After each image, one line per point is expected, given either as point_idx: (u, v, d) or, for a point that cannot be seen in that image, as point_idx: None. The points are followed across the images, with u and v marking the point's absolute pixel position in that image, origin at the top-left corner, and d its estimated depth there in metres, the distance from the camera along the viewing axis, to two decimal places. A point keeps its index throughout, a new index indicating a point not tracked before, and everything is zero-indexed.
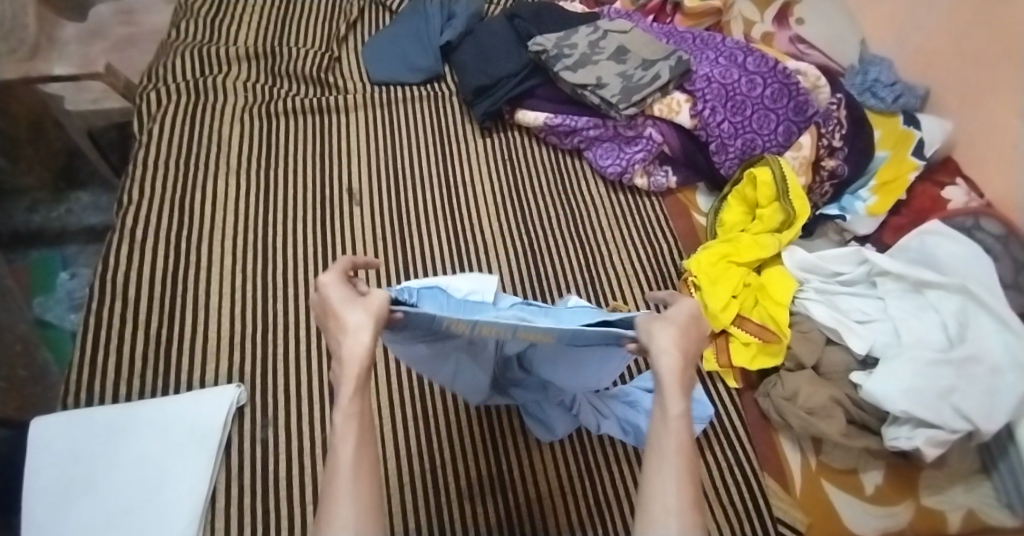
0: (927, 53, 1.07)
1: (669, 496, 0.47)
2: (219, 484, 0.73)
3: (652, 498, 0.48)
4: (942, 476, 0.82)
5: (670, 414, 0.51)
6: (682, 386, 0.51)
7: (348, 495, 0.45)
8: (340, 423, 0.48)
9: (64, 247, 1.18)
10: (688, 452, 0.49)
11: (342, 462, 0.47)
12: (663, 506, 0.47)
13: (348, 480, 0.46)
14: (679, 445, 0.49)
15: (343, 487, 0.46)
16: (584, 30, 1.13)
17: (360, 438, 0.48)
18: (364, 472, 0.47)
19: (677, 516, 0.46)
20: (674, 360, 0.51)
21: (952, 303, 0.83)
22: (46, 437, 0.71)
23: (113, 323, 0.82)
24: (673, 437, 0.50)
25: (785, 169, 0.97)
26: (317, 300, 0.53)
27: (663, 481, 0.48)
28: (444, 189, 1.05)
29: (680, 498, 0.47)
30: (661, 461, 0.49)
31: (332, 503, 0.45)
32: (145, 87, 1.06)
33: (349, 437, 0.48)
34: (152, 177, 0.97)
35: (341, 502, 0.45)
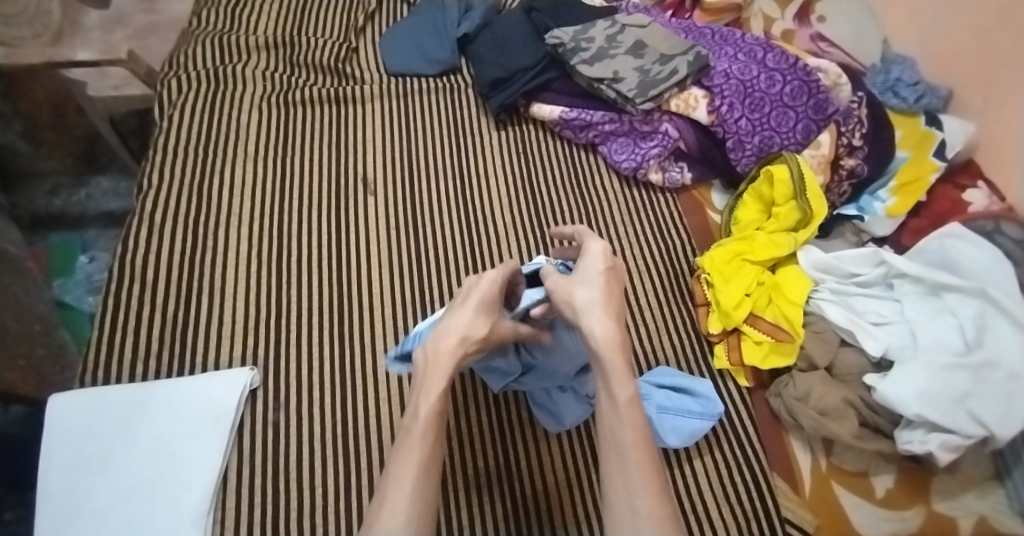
0: (951, 52, 1.05)
1: (635, 492, 0.50)
2: (231, 465, 0.74)
3: (619, 497, 0.50)
4: (955, 482, 0.81)
5: (621, 403, 0.53)
6: (624, 368, 0.54)
7: (410, 493, 0.49)
8: (421, 420, 0.53)
9: (84, 231, 1.20)
10: (645, 442, 0.52)
11: (412, 452, 0.52)
12: (630, 503, 0.49)
13: (414, 475, 0.50)
14: (635, 435, 0.52)
15: (405, 482, 0.50)
16: (601, 24, 1.12)
17: (434, 438, 0.53)
18: (433, 464, 0.52)
19: (647, 513, 0.48)
20: (607, 339, 0.55)
21: (969, 307, 0.81)
22: (64, 414, 0.73)
23: (131, 304, 0.84)
24: (627, 424, 0.52)
25: (803, 167, 0.96)
26: (471, 282, 0.61)
27: (626, 477, 0.50)
28: (458, 180, 1.06)
29: (646, 492, 0.49)
30: (621, 455, 0.51)
31: (395, 485, 0.50)
32: (166, 74, 1.08)
33: (427, 428, 0.53)
34: (172, 162, 0.98)
35: (399, 495, 0.49)
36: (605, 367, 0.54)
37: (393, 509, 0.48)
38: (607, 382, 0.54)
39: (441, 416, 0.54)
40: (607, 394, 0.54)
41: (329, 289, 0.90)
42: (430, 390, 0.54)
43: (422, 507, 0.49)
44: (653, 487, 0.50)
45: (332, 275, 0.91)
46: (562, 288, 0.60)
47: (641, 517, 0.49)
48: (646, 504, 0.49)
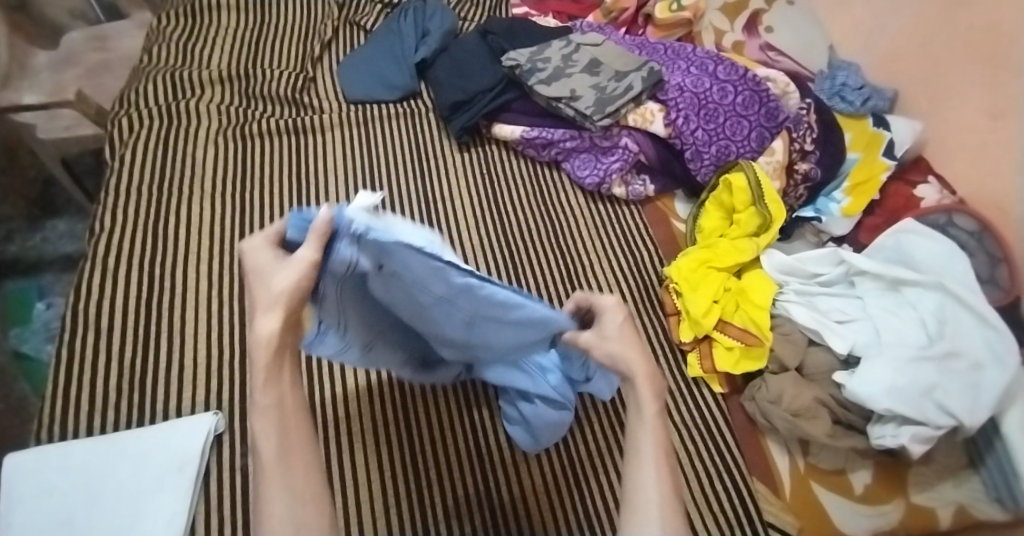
0: (894, 56, 1.09)
1: (650, 490, 0.50)
2: (199, 515, 0.72)
3: (633, 492, 0.51)
4: (931, 472, 0.82)
5: (646, 414, 0.53)
6: (652, 382, 0.54)
7: (281, 491, 0.46)
8: (260, 421, 0.48)
9: (40, 276, 1.16)
10: (663, 449, 0.52)
11: (264, 456, 0.47)
12: (644, 498, 0.50)
13: (278, 475, 0.46)
14: (655, 441, 0.52)
15: (272, 485, 0.46)
16: (556, 44, 1.14)
17: (281, 433, 0.48)
18: (292, 456, 0.47)
19: (659, 509, 0.49)
20: (637, 368, 0.54)
21: (929, 300, 0.83)
22: (20, 470, 0.70)
23: (84, 356, 0.81)
24: (650, 436, 0.53)
25: (759, 174, 0.98)
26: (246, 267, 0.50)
27: (642, 475, 0.51)
28: (423, 203, 1.06)
29: (660, 490, 0.50)
30: (640, 457, 0.52)
31: (263, 501, 0.46)
32: (117, 113, 1.06)
33: (270, 431, 0.47)
34: (126, 203, 0.97)
35: (271, 501, 0.46)
36: (637, 384, 0.54)
37: (270, 512, 0.45)
38: (638, 398, 0.54)
39: (279, 409, 0.48)
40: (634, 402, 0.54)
41: None
42: (257, 388, 0.48)
43: (299, 500, 0.46)
44: (668, 486, 0.51)
45: None
46: (597, 343, 0.57)
47: (654, 513, 0.49)
48: (659, 501, 0.50)
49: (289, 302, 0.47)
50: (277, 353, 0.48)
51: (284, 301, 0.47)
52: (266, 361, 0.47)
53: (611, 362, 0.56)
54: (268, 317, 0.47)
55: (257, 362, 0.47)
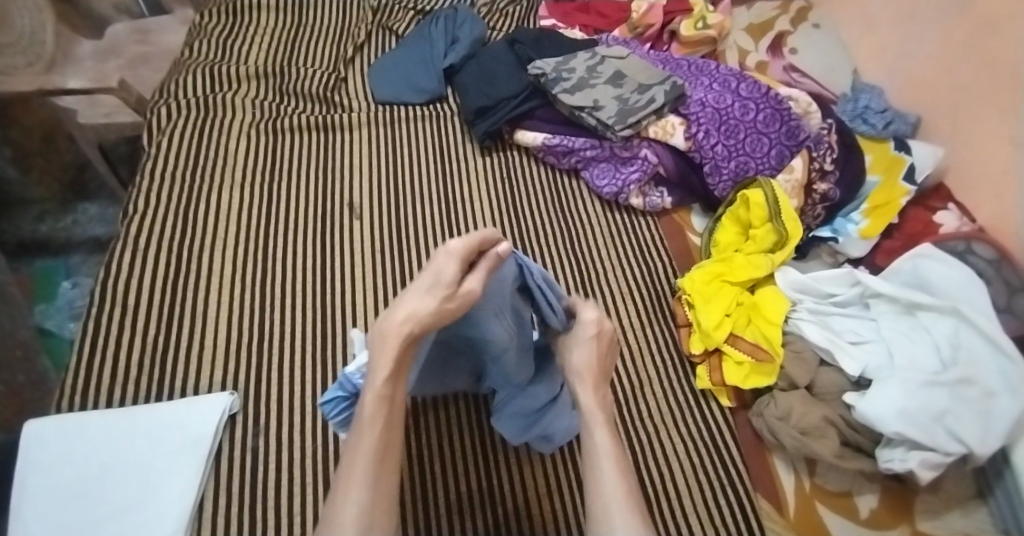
0: (919, 81, 1.09)
1: (608, 492, 0.58)
2: (208, 492, 0.73)
3: (595, 500, 0.59)
4: (938, 500, 0.81)
5: (593, 424, 0.64)
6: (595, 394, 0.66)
7: (364, 480, 0.54)
8: (370, 408, 0.56)
9: (69, 256, 1.22)
10: (616, 454, 0.62)
11: (365, 442, 0.55)
12: (603, 499, 0.58)
13: (366, 466, 0.54)
14: (608, 447, 0.62)
15: (361, 470, 0.54)
16: (582, 55, 1.16)
17: (385, 425, 0.57)
18: (386, 455, 0.56)
19: (619, 511, 0.57)
20: (585, 378, 0.66)
21: (944, 326, 0.83)
22: (44, 435, 0.72)
23: (111, 330, 0.84)
24: (602, 443, 0.62)
25: (777, 191, 0.99)
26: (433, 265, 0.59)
27: (601, 479, 0.60)
28: (443, 204, 1.08)
29: (617, 490, 0.58)
30: (596, 466, 0.61)
31: (348, 481, 0.54)
32: (156, 102, 1.10)
33: (376, 422, 0.56)
34: (160, 188, 1.00)
35: (355, 485, 0.54)
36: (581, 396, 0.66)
37: (347, 499, 0.53)
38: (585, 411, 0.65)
39: (389, 401, 0.57)
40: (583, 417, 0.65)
41: (311, 314, 0.91)
42: (379, 377, 0.57)
43: (378, 492, 0.54)
44: (624, 484, 0.59)
45: (317, 300, 0.92)
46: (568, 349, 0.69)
47: (614, 511, 0.57)
48: (620, 504, 0.58)
49: (426, 322, 0.57)
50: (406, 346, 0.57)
51: (421, 317, 0.57)
52: (388, 366, 0.57)
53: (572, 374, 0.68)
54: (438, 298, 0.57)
55: (379, 371, 0.57)
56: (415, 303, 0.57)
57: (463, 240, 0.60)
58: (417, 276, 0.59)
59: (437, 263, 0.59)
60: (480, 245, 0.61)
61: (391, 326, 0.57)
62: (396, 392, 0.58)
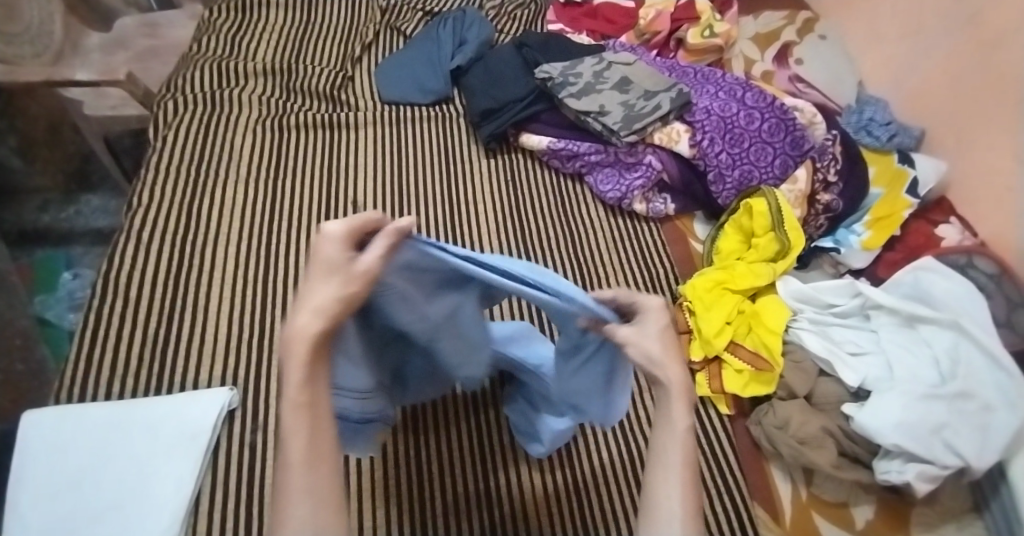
0: (924, 94, 1.09)
1: (673, 501, 0.45)
2: (205, 487, 0.73)
3: (653, 512, 0.45)
4: (933, 513, 0.81)
5: (676, 426, 0.46)
6: (686, 389, 0.47)
7: (301, 495, 0.39)
8: (287, 420, 0.40)
9: (70, 248, 1.21)
10: (690, 463, 0.46)
11: (292, 457, 0.40)
12: (665, 511, 0.44)
13: (300, 485, 0.39)
14: (681, 453, 0.46)
15: (296, 492, 0.39)
16: (589, 60, 1.16)
17: (314, 433, 0.41)
18: (323, 465, 0.40)
19: (681, 532, 0.43)
20: (673, 368, 0.47)
21: (944, 339, 0.83)
22: (41, 426, 0.72)
23: (111, 322, 0.84)
24: (677, 448, 0.46)
25: (781, 201, 0.99)
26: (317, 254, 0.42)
27: (664, 484, 0.46)
28: (446, 205, 1.08)
29: (683, 503, 0.44)
30: (665, 471, 0.46)
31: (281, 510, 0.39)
32: (163, 96, 1.10)
33: (302, 433, 0.40)
34: (164, 182, 1.00)
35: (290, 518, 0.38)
36: (666, 394, 0.47)
37: (282, 523, 0.38)
38: (669, 403, 0.47)
39: (313, 407, 0.41)
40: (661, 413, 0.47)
41: None
42: (290, 383, 0.40)
43: (324, 519, 0.39)
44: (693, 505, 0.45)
45: None
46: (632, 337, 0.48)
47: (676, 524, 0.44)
48: (683, 527, 0.44)
49: (337, 308, 0.41)
50: (315, 348, 0.41)
51: (328, 303, 0.41)
52: (303, 365, 0.41)
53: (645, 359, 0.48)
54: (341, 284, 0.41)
55: (290, 371, 0.40)
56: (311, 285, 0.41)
57: (344, 219, 0.43)
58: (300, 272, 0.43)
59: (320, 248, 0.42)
60: (365, 224, 0.44)
61: (296, 319, 0.41)
62: (317, 389, 0.42)
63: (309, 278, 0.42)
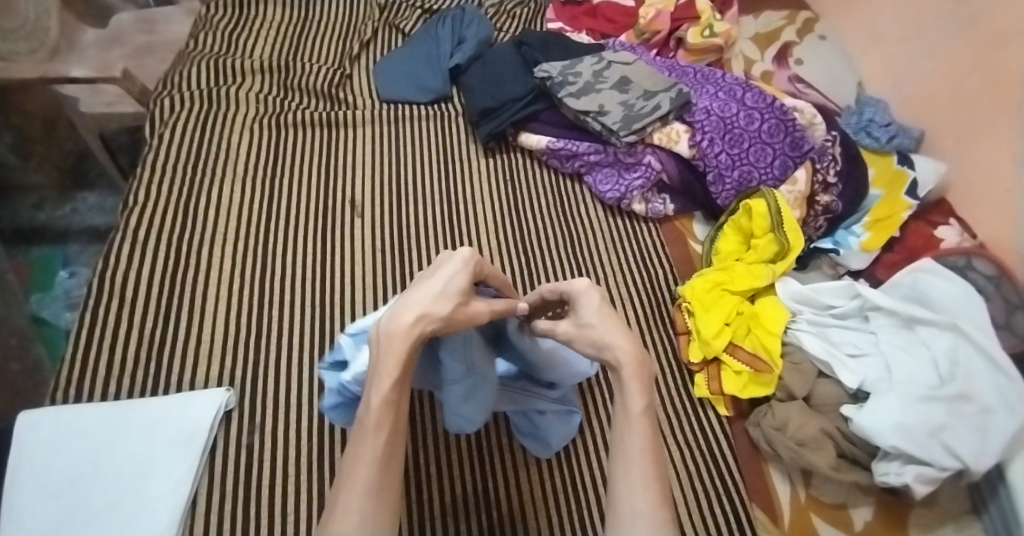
0: (923, 95, 1.09)
1: (636, 495, 0.50)
2: (202, 489, 0.72)
3: (621, 496, 0.51)
4: (932, 515, 0.81)
5: (632, 413, 0.54)
6: (642, 381, 0.55)
7: (366, 491, 0.47)
8: (375, 414, 0.50)
9: (66, 246, 1.20)
10: (651, 448, 0.53)
11: (368, 451, 0.48)
12: (630, 504, 0.49)
13: (370, 474, 0.47)
14: (643, 441, 0.53)
15: (363, 482, 0.47)
16: (588, 60, 1.16)
17: (391, 432, 0.50)
18: (391, 463, 0.49)
19: (646, 513, 0.49)
20: (624, 358, 0.55)
21: (943, 341, 0.83)
22: (36, 427, 0.71)
23: (107, 322, 0.83)
24: (638, 435, 0.53)
25: (780, 202, 0.99)
26: (444, 271, 0.55)
27: (627, 471, 0.52)
28: (445, 205, 1.08)
29: (647, 497, 0.50)
30: (627, 460, 0.52)
31: (346, 494, 0.47)
32: (160, 93, 1.09)
33: (382, 429, 0.49)
34: (160, 180, 0.99)
35: (353, 499, 0.46)
36: (624, 384, 0.55)
37: (345, 512, 0.46)
38: (624, 393, 0.55)
39: (396, 407, 0.51)
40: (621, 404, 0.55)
41: (311, 310, 0.90)
42: (382, 380, 0.50)
43: (382, 504, 0.47)
44: (656, 488, 0.50)
45: (317, 298, 0.91)
46: (580, 334, 0.59)
47: (638, 517, 0.49)
48: (648, 509, 0.49)
49: (442, 322, 0.52)
50: (410, 349, 0.51)
51: (436, 316, 0.52)
52: (398, 364, 0.50)
53: (599, 351, 0.57)
54: (449, 302, 0.53)
55: (387, 368, 0.50)
56: (428, 301, 0.52)
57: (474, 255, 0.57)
58: (420, 280, 0.54)
59: (446, 267, 0.55)
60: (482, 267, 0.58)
61: (399, 318, 0.51)
62: (401, 397, 0.51)
63: (426, 287, 0.53)
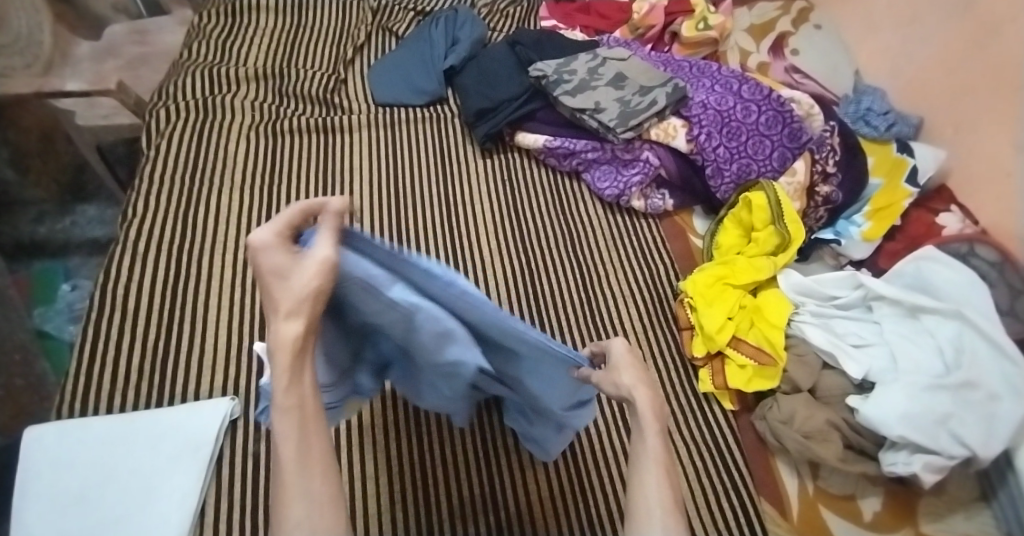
0: (921, 83, 1.09)
1: (650, 494, 0.46)
2: (210, 499, 0.72)
3: (634, 498, 0.46)
4: (940, 504, 0.81)
5: (642, 411, 0.50)
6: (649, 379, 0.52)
7: (301, 497, 0.39)
8: (279, 422, 0.40)
9: (67, 259, 1.20)
10: (665, 446, 0.49)
11: (285, 460, 0.39)
12: (645, 502, 0.45)
13: (297, 480, 0.39)
14: (656, 438, 0.49)
15: (294, 491, 0.39)
16: (583, 57, 1.15)
17: (306, 430, 0.40)
18: (319, 463, 0.40)
19: (660, 513, 0.45)
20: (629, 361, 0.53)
21: (948, 329, 0.82)
22: (41, 442, 0.71)
23: (110, 335, 0.83)
24: (649, 432, 0.49)
25: (779, 194, 0.98)
26: (261, 265, 0.40)
27: (641, 471, 0.47)
28: (443, 207, 1.07)
29: (662, 494, 0.45)
30: (640, 460, 0.48)
31: (279, 506, 0.39)
32: (155, 104, 1.09)
33: (292, 435, 0.40)
34: (159, 191, 0.99)
35: (289, 509, 0.38)
36: (632, 383, 0.52)
37: (282, 526, 0.38)
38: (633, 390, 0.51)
39: (303, 407, 0.40)
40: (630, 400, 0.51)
41: None
42: (278, 384, 0.40)
43: (324, 509, 0.39)
44: (669, 488, 0.46)
45: None
46: (605, 376, 0.54)
47: (654, 517, 0.44)
48: (663, 508, 0.45)
49: (306, 305, 0.40)
50: (298, 349, 0.40)
51: (295, 303, 0.40)
52: (288, 360, 0.40)
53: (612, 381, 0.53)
54: (304, 280, 0.40)
55: (277, 372, 0.39)
56: (274, 294, 0.40)
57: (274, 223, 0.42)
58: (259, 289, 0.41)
59: (265, 257, 0.40)
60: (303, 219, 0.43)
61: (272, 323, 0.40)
62: (307, 390, 0.41)
63: (266, 286, 0.40)
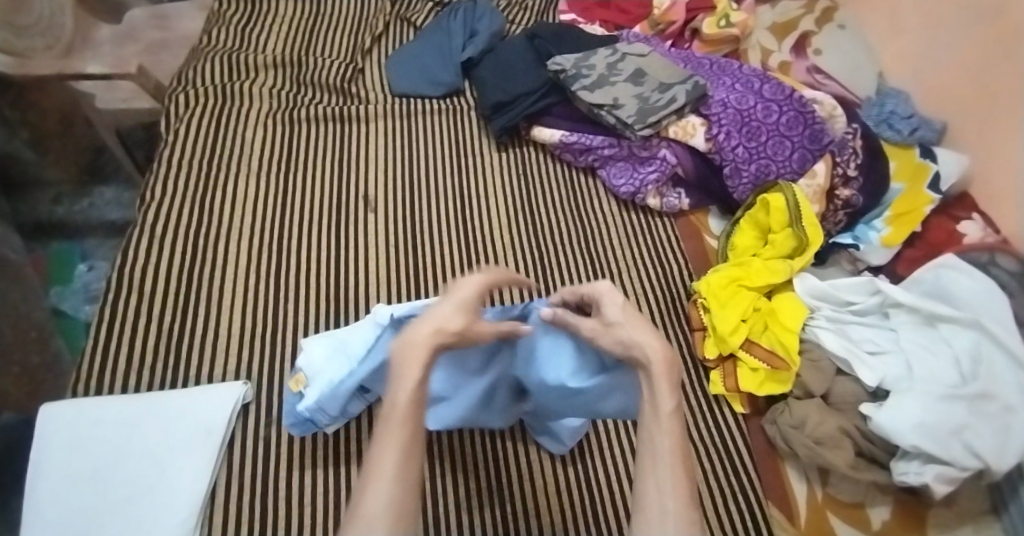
0: (945, 87, 1.07)
1: (665, 494, 0.48)
2: (220, 482, 0.73)
3: (648, 499, 0.49)
4: (951, 514, 0.80)
5: (662, 412, 0.52)
6: (671, 378, 0.53)
7: (393, 479, 0.47)
8: (397, 407, 0.50)
9: (83, 240, 1.21)
10: (682, 449, 0.51)
11: (391, 443, 0.48)
12: (658, 504, 0.48)
13: (395, 459, 0.48)
14: (673, 440, 0.51)
15: (387, 470, 0.47)
16: (602, 52, 1.14)
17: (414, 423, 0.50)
18: (413, 454, 0.49)
19: (673, 515, 0.47)
20: (653, 353, 0.54)
21: (965, 339, 0.81)
22: (57, 422, 0.72)
23: (126, 317, 0.83)
24: (667, 435, 0.51)
25: (799, 197, 0.97)
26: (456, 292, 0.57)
27: (656, 472, 0.50)
28: (458, 199, 1.07)
29: (676, 497, 0.48)
30: (656, 461, 0.50)
31: (375, 476, 0.47)
32: (174, 88, 1.09)
33: (404, 423, 0.49)
34: (176, 175, 0.99)
35: (381, 483, 0.46)
36: (654, 380, 0.53)
37: (374, 496, 0.46)
38: (654, 392, 0.53)
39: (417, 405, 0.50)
40: (650, 400, 0.53)
41: (326, 304, 0.90)
42: (404, 380, 0.51)
43: (403, 496, 0.46)
44: (684, 490, 0.49)
45: (332, 291, 0.91)
46: (605, 332, 0.58)
47: (666, 514, 0.47)
48: (676, 511, 0.48)
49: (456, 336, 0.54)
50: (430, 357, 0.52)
51: (450, 330, 0.54)
52: (418, 367, 0.51)
53: (626, 351, 0.56)
54: (457, 317, 0.55)
55: (410, 372, 0.51)
56: (443, 316, 0.54)
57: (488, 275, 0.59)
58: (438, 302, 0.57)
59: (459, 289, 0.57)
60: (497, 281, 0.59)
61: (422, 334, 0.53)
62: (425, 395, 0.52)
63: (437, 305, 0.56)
